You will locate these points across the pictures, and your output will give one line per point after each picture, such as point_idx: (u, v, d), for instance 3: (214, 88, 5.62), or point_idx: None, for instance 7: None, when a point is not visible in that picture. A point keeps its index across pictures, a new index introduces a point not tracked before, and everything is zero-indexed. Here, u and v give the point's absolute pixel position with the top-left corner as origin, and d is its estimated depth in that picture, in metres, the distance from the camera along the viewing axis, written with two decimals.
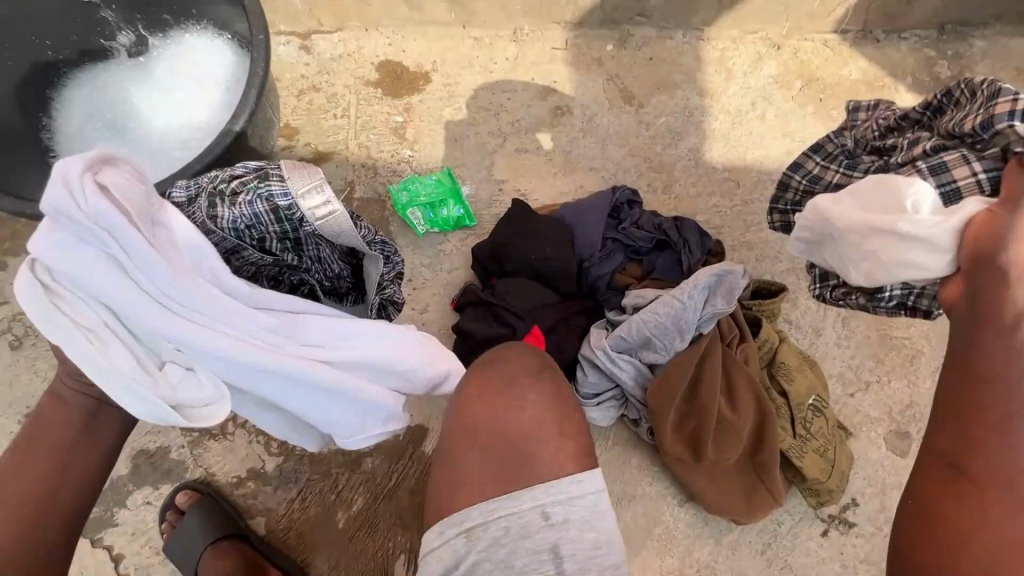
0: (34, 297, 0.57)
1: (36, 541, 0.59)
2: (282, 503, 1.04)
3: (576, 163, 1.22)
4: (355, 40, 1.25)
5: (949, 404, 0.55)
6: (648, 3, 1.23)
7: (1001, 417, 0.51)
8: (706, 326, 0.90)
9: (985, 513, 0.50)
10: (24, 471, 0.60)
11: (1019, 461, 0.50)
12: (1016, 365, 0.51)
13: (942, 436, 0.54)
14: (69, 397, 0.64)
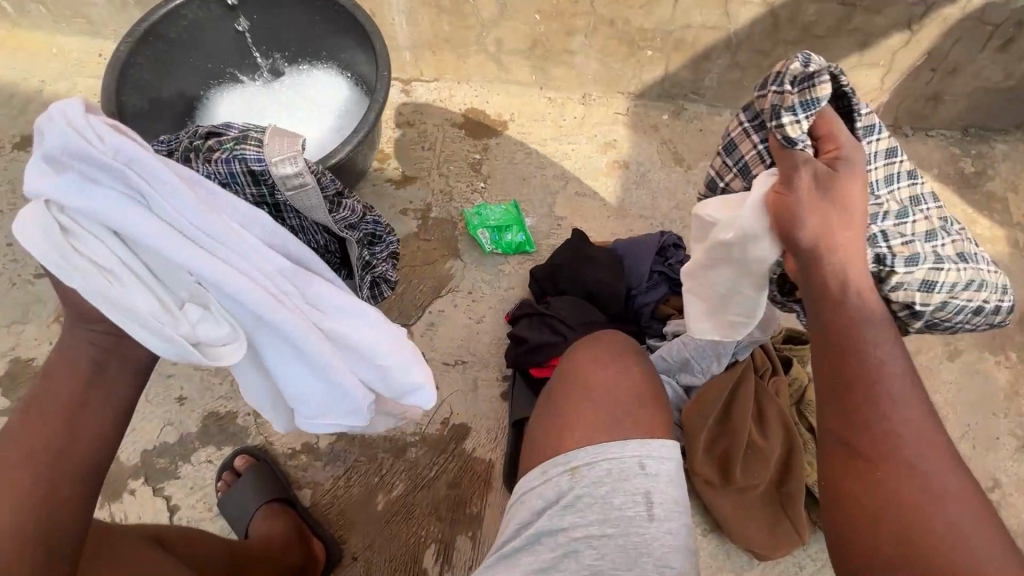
0: (48, 238, 0.53)
1: (54, 506, 0.53)
2: (329, 479, 1.11)
3: (629, 210, 1.37)
4: (448, 89, 1.46)
5: (840, 401, 0.60)
6: (702, 84, 1.41)
7: (870, 388, 0.59)
8: (743, 352, 0.97)
9: (885, 485, 0.57)
10: (34, 427, 0.54)
11: (893, 426, 0.58)
12: (858, 330, 0.60)
13: (834, 416, 0.61)
14: (76, 346, 0.58)
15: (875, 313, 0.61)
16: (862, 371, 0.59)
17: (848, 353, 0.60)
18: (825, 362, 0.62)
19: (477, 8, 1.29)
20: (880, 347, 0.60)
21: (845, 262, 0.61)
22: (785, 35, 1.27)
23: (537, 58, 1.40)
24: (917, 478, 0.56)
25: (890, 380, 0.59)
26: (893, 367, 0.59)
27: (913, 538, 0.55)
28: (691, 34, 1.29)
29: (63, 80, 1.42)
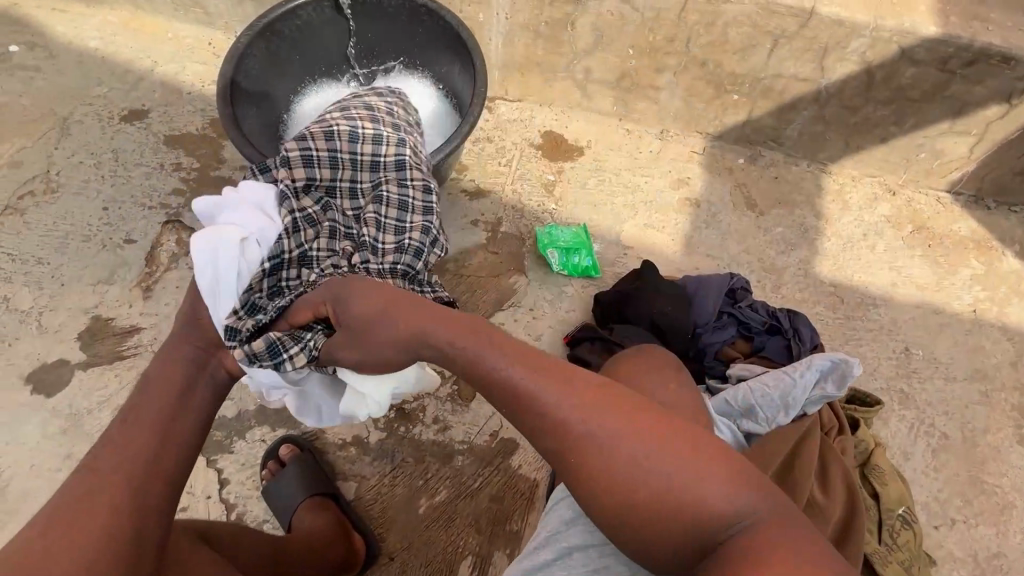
0: (208, 262, 0.83)
1: (142, 503, 0.66)
2: (374, 475, 1.12)
3: (696, 247, 1.37)
4: (530, 110, 1.49)
5: (531, 424, 0.68)
6: (783, 133, 1.41)
7: (522, 399, 0.68)
8: (811, 407, 0.96)
9: (595, 467, 0.64)
10: (131, 436, 0.69)
11: (556, 420, 0.66)
12: (488, 353, 0.70)
13: (536, 439, 0.68)
14: (179, 366, 0.78)
15: (476, 331, 0.73)
16: (501, 388, 0.69)
17: (494, 383, 0.69)
18: (499, 396, 0.69)
19: (574, 36, 1.33)
20: (499, 361, 0.70)
21: (427, 338, 0.73)
22: (879, 94, 1.27)
23: (622, 90, 1.42)
24: (607, 455, 0.63)
25: (538, 392, 0.67)
26: (529, 380, 0.68)
27: (647, 494, 0.61)
28: (780, 83, 1.31)
29: (173, 62, 1.51)
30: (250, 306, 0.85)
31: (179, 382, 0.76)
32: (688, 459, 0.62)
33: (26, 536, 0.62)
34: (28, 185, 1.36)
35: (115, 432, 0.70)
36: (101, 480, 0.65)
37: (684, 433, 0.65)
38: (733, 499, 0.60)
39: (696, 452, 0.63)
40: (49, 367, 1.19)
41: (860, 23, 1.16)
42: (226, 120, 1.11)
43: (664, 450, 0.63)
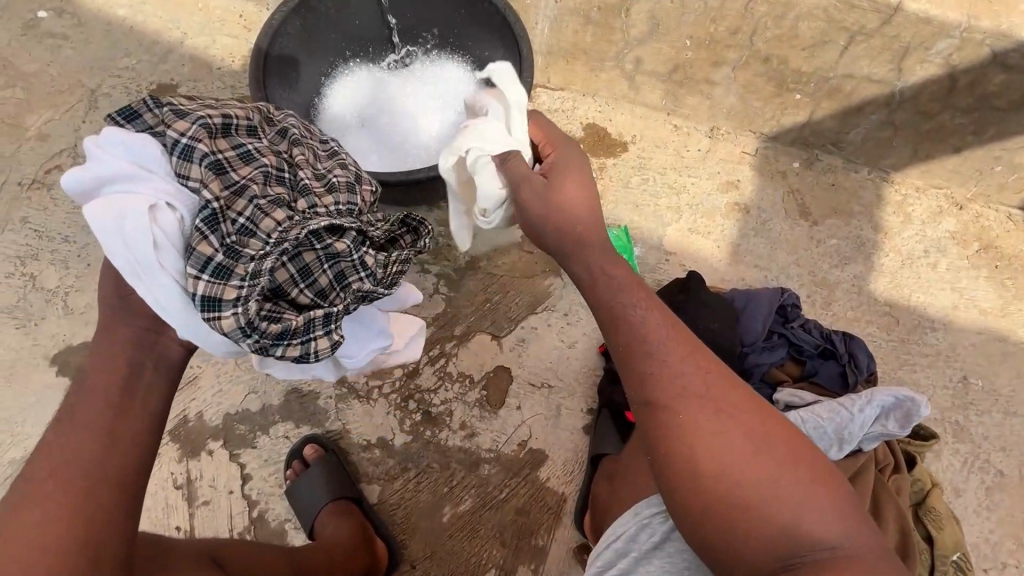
0: (121, 249, 0.62)
1: (93, 509, 0.59)
2: (398, 480, 1.09)
3: (742, 256, 1.29)
4: (572, 100, 1.40)
5: (640, 372, 0.66)
6: (845, 137, 1.31)
7: (640, 341, 0.66)
8: (868, 443, 0.89)
9: (689, 426, 0.62)
10: (71, 434, 0.60)
11: (667, 371, 0.65)
12: (620, 296, 0.68)
13: (635, 385, 0.67)
14: (116, 357, 0.65)
15: (616, 282, 0.69)
16: (624, 328, 0.67)
17: (620, 325, 0.67)
18: (612, 336, 0.69)
19: (627, 23, 1.23)
20: (636, 306, 0.68)
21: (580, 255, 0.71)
22: (960, 100, 1.17)
23: (674, 83, 1.32)
24: (714, 414, 0.63)
25: (661, 349, 0.66)
26: (660, 334, 0.66)
27: (734, 479, 0.60)
28: (850, 84, 1.21)
29: (203, 34, 1.45)
30: (220, 272, 0.64)
31: (125, 367, 0.65)
32: (792, 466, 0.60)
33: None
34: (55, 159, 1.33)
35: (50, 433, 0.61)
36: (44, 485, 0.58)
37: (797, 444, 0.62)
38: (827, 525, 0.58)
39: (805, 465, 0.60)
40: (74, 350, 1.17)
41: (950, 22, 1.05)
42: (258, 104, 1.05)
43: (768, 446, 0.61)
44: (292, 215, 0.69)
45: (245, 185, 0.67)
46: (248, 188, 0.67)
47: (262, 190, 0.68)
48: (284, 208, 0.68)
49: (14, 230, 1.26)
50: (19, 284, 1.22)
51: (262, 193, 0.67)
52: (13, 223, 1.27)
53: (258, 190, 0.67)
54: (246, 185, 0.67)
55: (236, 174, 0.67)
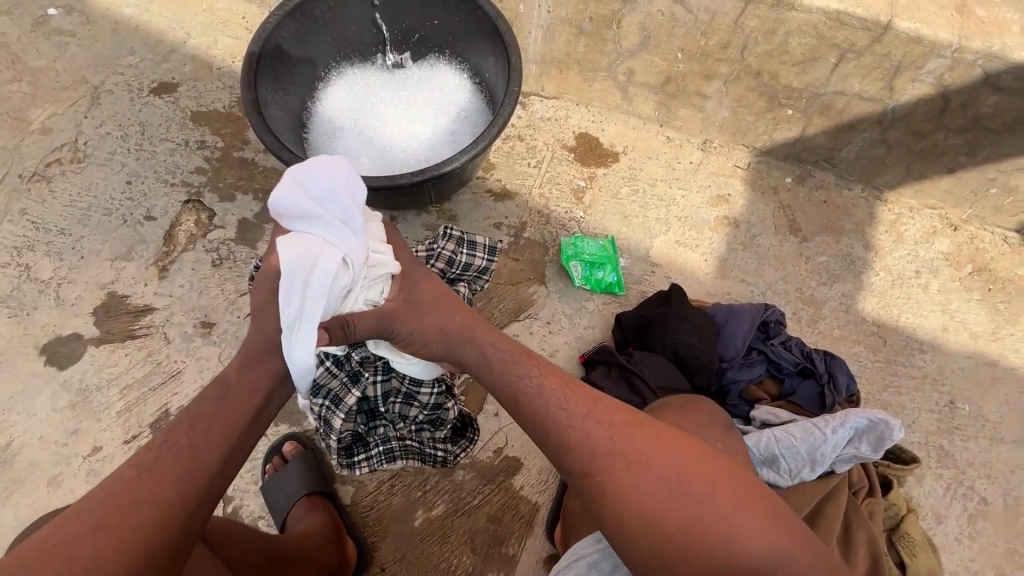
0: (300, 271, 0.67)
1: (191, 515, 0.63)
2: (373, 482, 1.10)
3: (729, 271, 1.28)
4: (566, 109, 1.40)
5: (554, 442, 0.70)
6: (838, 154, 1.30)
7: (546, 409, 0.71)
8: (841, 465, 0.87)
9: (619, 478, 0.65)
10: (200, 445, 0.66)
11: (574, 435, 0.68)
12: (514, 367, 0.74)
13: (556, 455, 0.70)
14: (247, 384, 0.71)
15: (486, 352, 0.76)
16: (524, 396, 0.73)
17: (520, 400, 0.73)
18: (518, 407, 0.73)
19: (619, 35, 1.24)
20: (530, 378, 0.73)
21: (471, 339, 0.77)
22: (953, 121, 1.15)
23: (666, 95, 1.32)
24: (633, 466, 0.65)
25: (563, 412, 0.70)
26: (556, 398, 0.71)
27: (675, 522, 0.62)
28: (842, 101, 1.20)
29: (206, 35, 1.48)
30: (352, 378, 0.97)
31: (262, 391, 0.71)
32: (714, 485, 0.64)
33: (74, 520, 0.58)
34: (56, 153, 1.36)
35: (181, 436, 0.66)
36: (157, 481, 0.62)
37: (712, 461, 0.66)
38: (761, 528, 0.61)
39: (721, 478, 0.65)
40: (63, 340, 1.20)
41: (941, 42, 1.04)
42: (247, 106, 1.06)
43: (687, 478, 0.64)
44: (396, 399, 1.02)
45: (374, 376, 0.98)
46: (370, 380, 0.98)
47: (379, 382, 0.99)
48: (393, 393, 1.01)
49: (13, 221, 1.29)
50: (14, 274, 1.25)
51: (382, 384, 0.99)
52: (12, 214, 1.30)
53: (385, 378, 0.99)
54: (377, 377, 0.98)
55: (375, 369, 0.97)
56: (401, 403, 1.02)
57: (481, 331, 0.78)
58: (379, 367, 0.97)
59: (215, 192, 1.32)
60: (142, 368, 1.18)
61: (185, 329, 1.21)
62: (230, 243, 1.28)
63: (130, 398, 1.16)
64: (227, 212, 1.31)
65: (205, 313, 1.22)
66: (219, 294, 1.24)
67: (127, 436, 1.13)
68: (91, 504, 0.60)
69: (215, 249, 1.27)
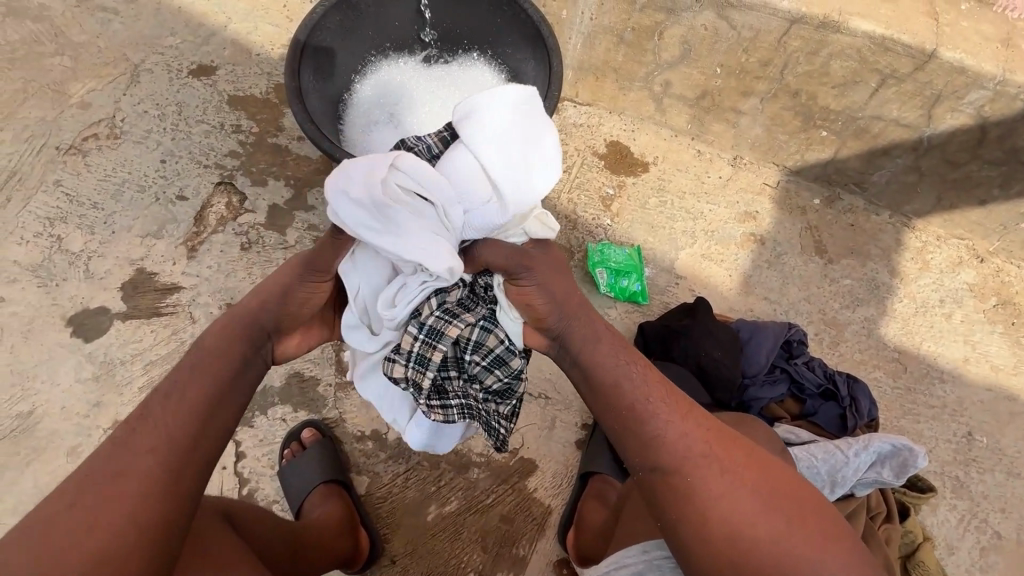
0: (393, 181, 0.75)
1: (178, 483, 0.64)
2: (388, 474, 1.11)
3: (753, 288, 1.29)
4: (599, 117, 1.41)
5: (645, 436, 0.73)
6: (869, 178, 1.30)
7: (642, 405, 0.74)
8: (861, 490, 0.88)
9: (704, 481, 0.69)
10: (172, 414, 0.66)
11: (666, 432, 0.72)
12: (610, 363, 0.77)
13: (642, 447, 0.73)
14: (227, 351, 0.73)
15: (596, 332, 0.79)
16: (624, 390, 0.75)
17: (617, 391, 0.75)
18: (612, 401, 0.76)
19: (659, 46, 1.24)
20: (633, 374, 0.76)
21: (575, 324, 0.78)
22: (989, 152, 1.15)
23: (700, 109, 1.33)
24: (720, 473, 0.70)
25: (661, 407, 0.74)
26: (656, 391, 0.75)
27: (757, 532, 0.66)
28: (878, 126, 1.20)
29: (247, 21, 1.49)
30: (450, 311, 0.76)
31: (236, 359, 0.73)
32: (796, 509, 0.68)
33: (53, 504, 0.60)
34: (93, 127, 1.37)
35: (156, 407, 0.67)
36: (136, 454, 0.63)
37: (794, 487, 0.71)
38: (835, 561, 0.65)
39: (802, 504, 0.69)
40: (90, 313, 1.21)
41: (985, 73, 1.04)
42: (290, 93, 1.08)
43: (773, 492, 0.69)
44: (505, 353, 0.79)
45: (472, 311, 0.77)
46: (476, 318, 0.77)
47: (486, 326, 0.78)
48: (504, 348, 0.79)
49: (47, 191, 1.31)
50: (46, 245, 1.26)
51: (493, 331, 0.78)
52: (47, 185, 1.31)
53: (493, 325, 0.78)
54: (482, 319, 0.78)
55: (479, 307, 0.78)
56: (486, 365, 0.78)
57: (579, 322, 0.79)
58: (491, 308, 0.79)
59: (247, 175, 1.34)
60: (167, 345, 1.19)
61: (210, 309, 1.22)
62: (259, 227, 1.29)
63: (153, 374, 1.17)
64: (259, 197, 1.32)
65: (231, 295, 1.24)
66: (246, 277, 1.25)
67: None
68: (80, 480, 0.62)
69: (245, 232, 1.28)
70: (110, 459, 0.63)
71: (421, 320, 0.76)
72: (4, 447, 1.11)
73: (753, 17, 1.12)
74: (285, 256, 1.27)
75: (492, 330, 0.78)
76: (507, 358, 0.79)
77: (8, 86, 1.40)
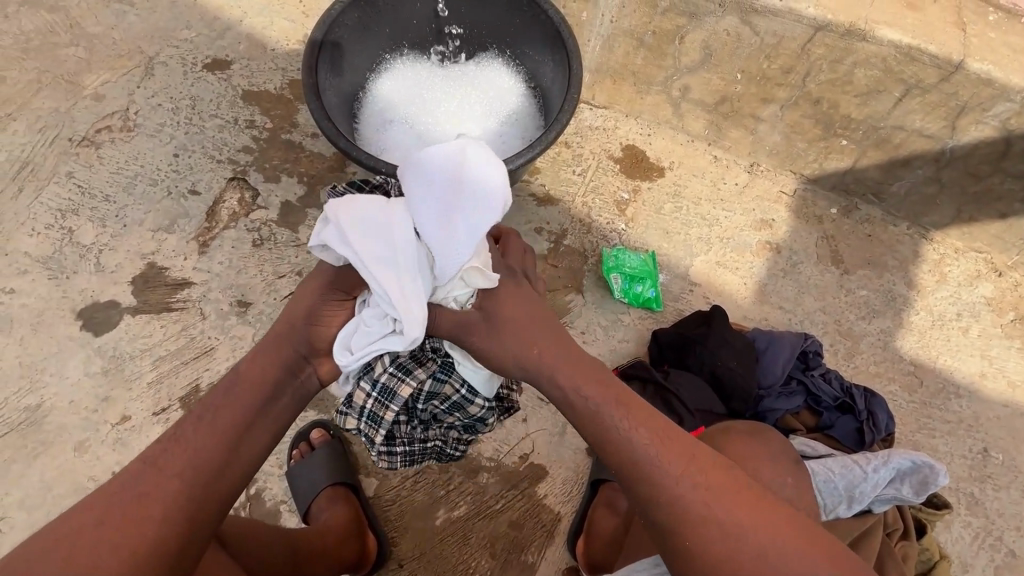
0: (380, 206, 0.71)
1: (201, 508, 0.67)
2: (397, 477, 1.10)
3: (767, 297, 1.27)
4: (615, 120, 1.39)
5: (641, 496, 0.69)
6: (887, 189, 1.29)
7: (633, 461, 0.69)
8: (879, 506, 0.86)
9: (706, 542, 0.65)
10: (204, 439, 0.69)
11: (661, 490, 0.68)
12: (598, 408, 0.72)
13: (639, 503, 0.70)
14: (258, 374, 0.73)
15: (572, 389, 0.73)
16: (614, 444, 0.70)
17: (608, 444, 0.71)
18: (604, 453, 0.72)
19: (680, 50, 1.22)
20: (622, 427, 0.71)
21: (555, 372, 0.74)
22: (1012, 165, 1.14)
23: (718, 115, 1.32)
24: (723, 532, 0.65)
25: (657, 469, 0.69)
26: (650, 453, 0.69)
27: None
28: (900, 136, 1.19)
29: (262, 15, 1.48)
30: (404, 367, 0.83)
31: (267, 388, 0.73)
32: (815, 562, 0.63)
33: (87, 508, 0.64)
34: (106, 119, 1.37)
35: (190, 428, 0.69)
36: (166, 472, 0.66)
37: (809, 533, 0.66)
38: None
39: (820, 554, 0.64)
40: (100, 307, 1.20)
41: (1012, 86, 1.03)
42: (307, 90, 1.07)
43: (783, 549, 0.64)
44: (459, 399, 0.87)
45: (420, 370, 0.84)
46: (425, 375, 0.84)
47: (437, 379, 0.85)
48: (456, 394, 0.86)
49: (59, 183, 1.30)
50: (57, 237, 1.25)
51: (445, 381, 0.85)
52: (59, 176, 1.31)
53: (445, 377, 0.85)
54: (432, 374, 0.84)
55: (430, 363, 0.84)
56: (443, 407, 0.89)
57: (566, 355, 0.75)
58: (440, 362, 0.84)
59: (260, 172, 1.33)
60: (176, 341, 1.18)
61: (220, 306, 1.21)
62: (271, 224, 1.28)
63: (163, 370, 1.16)
64: (272, 193, 1.31)
65: (241, 292, 1.23)
66: (257, 274, 1.24)
67: (155, 408, 1.14)
68: (116, 487, 0.65)
69: (256, 228, 1.28)
70: (143, 476, 0.66)
71: (374, 378, 0.83)
72: (12, 440, 1.10)
73: (777, 24, 1.10)
74: (297, 254, 1.26)
75: (443, 382, 0.85)
76: (463, 403, 0.87)
77: (22, 77, 1.40)
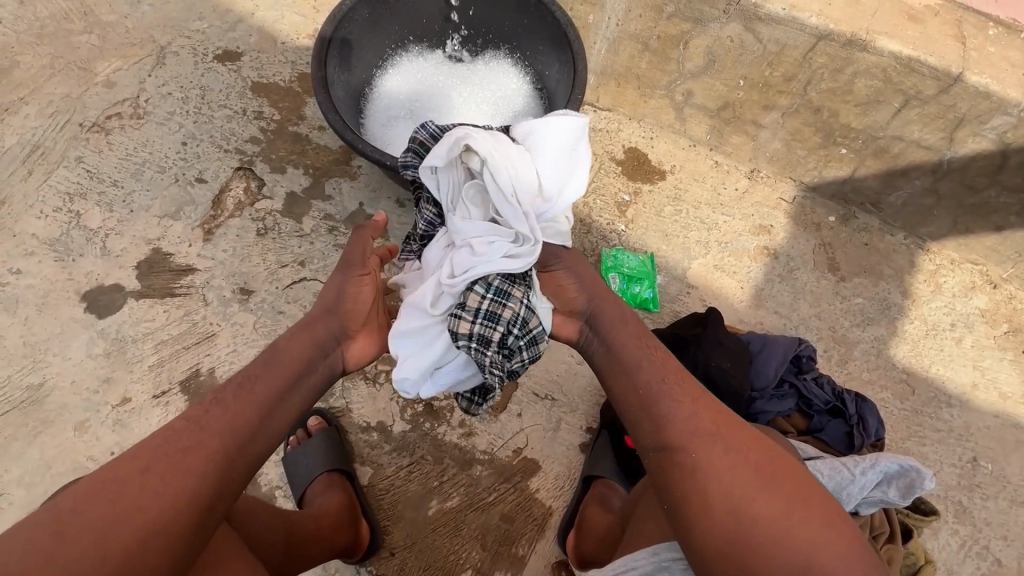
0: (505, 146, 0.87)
1: (234, 471, 0.70)
2: (392, 466, 1.11)
3: (764, 301, 1.29)
4: (618, 122, 1.41)
5: (653, 414, 0.78)
6: (885, 199, 1.30)
7: (653, 383, 0.80)
8: (865, 508, 0.88)
9: (706, 458, 0.73)
10: (244, 402, 0.74)
11: (673, 410, 0.77)
12: (635, 342, 0.85)
13: (650, 424, 0.78)
14: (291, 349, 0.80)
15: (619, 316, 0.88)
16: (638, 369, 0.82)
17: (630, 370, 0.82)
18: (627, 379, 0.82)
19: (684, 55, 1.24)
20: (646, 358, 0.83)
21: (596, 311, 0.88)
22: (1008, 178, 1.15)
23: (720, 120, 1.33)
24: (722, 451, 0.73)
25: (672, 388, 0.79)
26: (668, 376, 0.81)
27: (754, 513, 0.69)
28: (898, 146, 1.20)
29: (273, 9, 1.50)
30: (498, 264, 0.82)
31: (305, 364, 0.80)
32: (796, 491, 0.71)
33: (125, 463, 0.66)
34: (117, 106, 1.38)
35: (230, 394, 0.74)
36: (204, 432, 0.70)
37: (799, 477, 0.73)
38: (832, 548, 0.66)
39: (802, 487, 0.71)
40: (104, 290, 1.22)
41: (1010, 99, 1.04)
42: (315, 83, 1.08)
43: (771, 476, 0.71)
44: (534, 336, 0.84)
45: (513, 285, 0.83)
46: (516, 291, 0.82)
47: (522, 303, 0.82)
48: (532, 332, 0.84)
49: (68, 167, 1.32)
50: (64, 220, 1.27)
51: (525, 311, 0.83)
52: (68, 161, 1.32)
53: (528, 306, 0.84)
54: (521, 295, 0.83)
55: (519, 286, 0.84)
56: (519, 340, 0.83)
57: (608, 307, 0.89)
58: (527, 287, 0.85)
59: (266, 162, 1.34)
60: (178, 326, 1.20)
61: (223, 293, 1.23)
62: (276, 214, 1.30)
63: (163, 354, 1.18)
64: (277, 184, 1.32)
65: (243, 279, 1.24)
66: (260, 263, 1.26)
67: (155, 391, 1.15)
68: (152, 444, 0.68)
69: (260, 218, 1.29)
70: (184, 434, 0.69)
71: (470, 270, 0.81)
72: (13, 418, 1.12)
73: (780, 32, 1.12)
74: (300, 244, 1.28)
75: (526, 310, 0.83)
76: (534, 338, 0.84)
77: (35, 62, 1.42)
